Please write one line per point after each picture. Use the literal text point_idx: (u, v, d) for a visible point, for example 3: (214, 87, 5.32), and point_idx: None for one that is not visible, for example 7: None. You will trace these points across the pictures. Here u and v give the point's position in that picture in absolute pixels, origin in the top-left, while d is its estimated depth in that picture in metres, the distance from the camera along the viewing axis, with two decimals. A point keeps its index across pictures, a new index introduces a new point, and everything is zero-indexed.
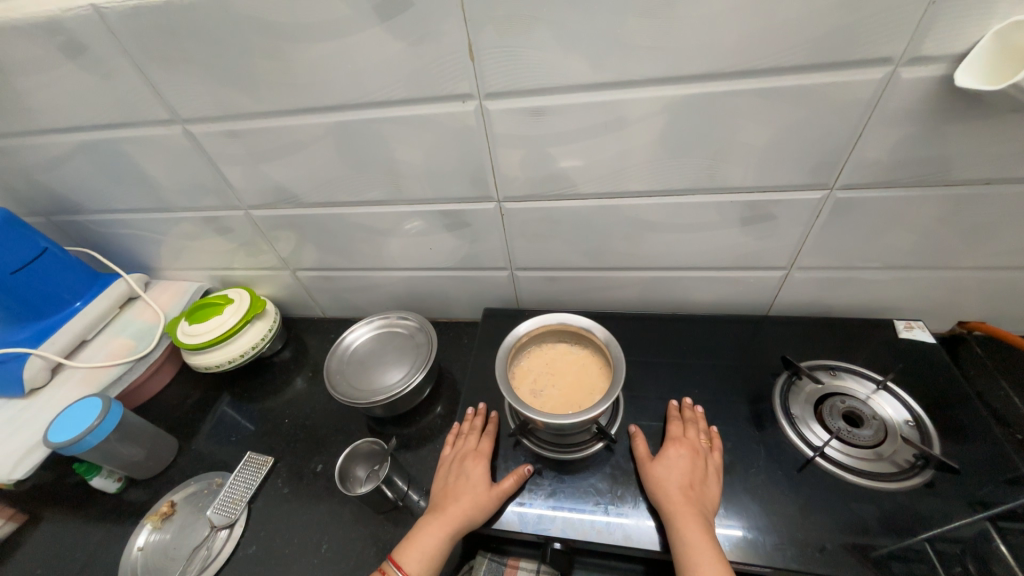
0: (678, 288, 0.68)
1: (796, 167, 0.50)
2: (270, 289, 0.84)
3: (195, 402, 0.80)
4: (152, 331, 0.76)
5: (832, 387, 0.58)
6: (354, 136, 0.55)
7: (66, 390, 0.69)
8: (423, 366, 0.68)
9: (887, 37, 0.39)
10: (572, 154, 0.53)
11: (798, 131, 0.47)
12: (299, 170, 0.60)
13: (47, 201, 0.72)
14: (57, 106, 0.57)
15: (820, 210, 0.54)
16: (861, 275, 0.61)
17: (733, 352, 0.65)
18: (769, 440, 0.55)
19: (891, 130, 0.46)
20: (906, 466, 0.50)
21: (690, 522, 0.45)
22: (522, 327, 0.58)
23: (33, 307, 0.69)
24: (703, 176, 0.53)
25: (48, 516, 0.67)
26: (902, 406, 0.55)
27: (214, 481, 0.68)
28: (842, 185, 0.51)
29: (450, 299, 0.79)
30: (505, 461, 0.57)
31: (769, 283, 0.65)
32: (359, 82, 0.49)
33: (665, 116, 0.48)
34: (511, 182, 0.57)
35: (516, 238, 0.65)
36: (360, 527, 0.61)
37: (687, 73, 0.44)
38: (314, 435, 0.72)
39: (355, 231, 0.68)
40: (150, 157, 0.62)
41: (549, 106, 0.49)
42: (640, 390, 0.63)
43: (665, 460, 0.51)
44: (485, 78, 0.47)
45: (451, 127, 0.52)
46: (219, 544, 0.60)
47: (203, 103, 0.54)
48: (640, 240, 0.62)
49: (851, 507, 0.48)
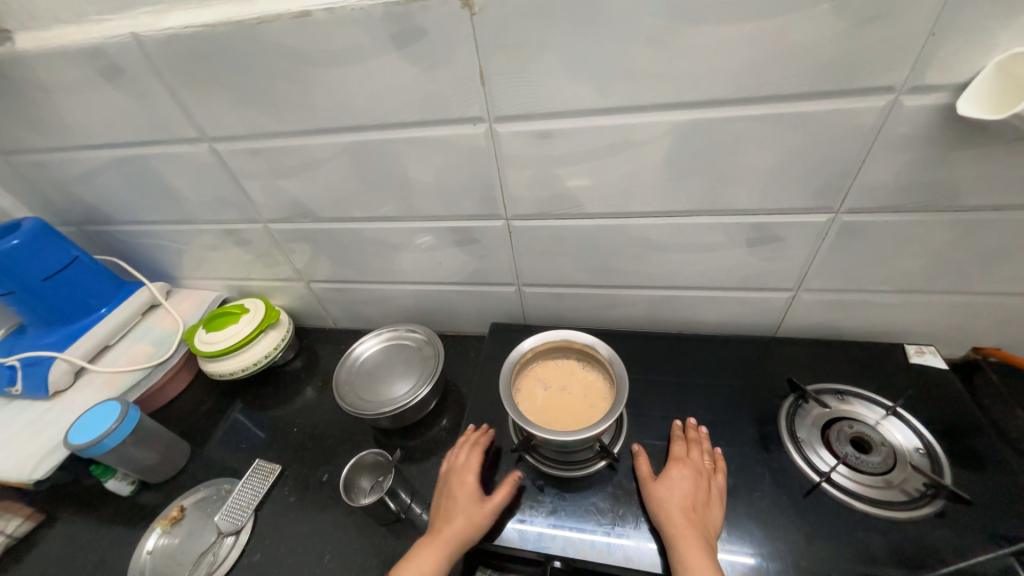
0: (685, 307, 0.68)
1: (799, 191, 0.51)
2: (284, 299, 0.86)
3: (209, 408, 0.82)
4: (170, 339, 0.79)
5: (840, 412, 0.57)
6: (368, 155, 0.57)
7: (88, 394, 0.71)
8: (429, 379, 0.69)
9: (888, 68, 0.40)
10: (579, 175, 0.54)
11: (802, 156, 0.48)
12: (315, 186, 0.63)
13: (79, 211, 0.75)
14: (94, 124, 0.61)
15: (827, 232, 0.54)
16: (869, 297, 0.61)
17: (739, 373, 0.64)
18: (774, 464, 0.54)
19: (894, 157, 0.46)
20: (916, 495, 0.49)
21: (693, 545, 0.45)
22: (527, 343, 0.59)
23: (61, 312, 0.72)
24: (707, 198, 0.54)
25: (64, 517, 0.69)
26: (913, 432, 0.54)
27: (223, 487, 0.69)
28: (847, 208, 0.51)
29: (458, 313, 0.81)
30: (507, 476, 0.57)
31: (776, 305, 0.65)
32: (375, 105, 0.52)
33: (669, 140, 0.49)
34: (519, 201, 0.59)
35: (524, 255, 0.66)
36: (363, 539, 0.61)
37: (690, 99, 0.45)
38: (322, 444, 0.73)
39: (367, 245, 0.71)
40: (178, 172, 0.65)
41: (556, 129, 0.50)
42: (645, 409, 0.62)
43: (667, 480, 0.51)
44: (496, 102, 0.49)
45: (461, 147, 0.54)
46: (226, 549, 0.61)
47: (229, 122, 0.57)
48: (647, 259, 0.62)
49: (858, 536, 0.47)
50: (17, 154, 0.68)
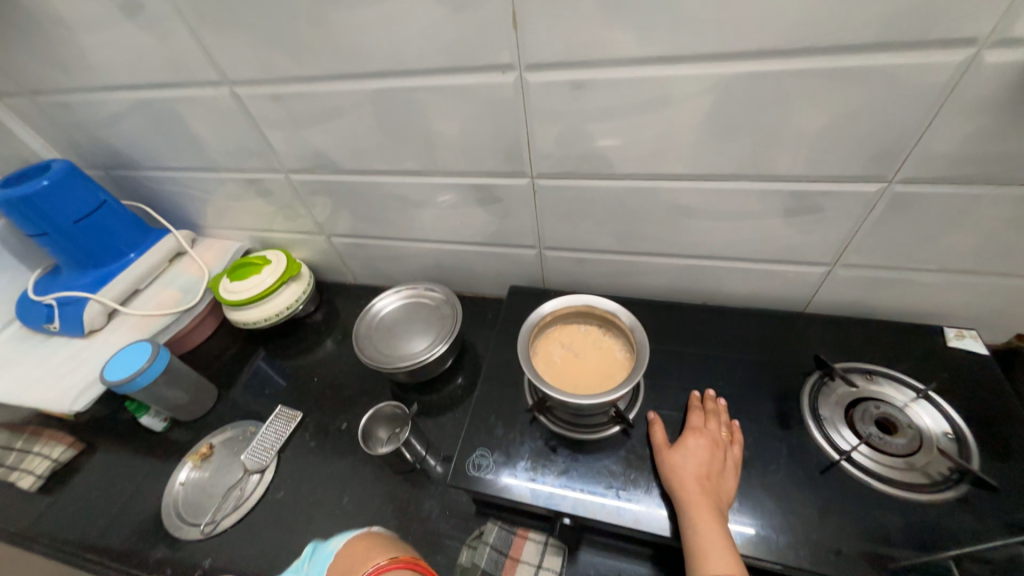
0: (711, 278, 0.66)
1: (851, 157, 0.47)
2: (306, 253, 0.87)
3: (234, 355, 0.84)
4: (196, 286, 0.81)
5: (867, 392, 0.55)
6: (392, 104, 0.55)
7: (121, 335, 0.74)
8: (446, 338, 0.70)
9: (973, 17, 0.36)
10: (611, 132, 0.51)
11: (859, 117, 0.44)
12: (337, 137, 0.61)
13: (106, 155, 0.76)
14: (116, 63, 0.60)
15: (875, 204, 0.51)
16: (911, 276, 0.57)
17: (763, 347, 0.63)
18: (792, 439, 0.53)
19: (965, 121, 0.42)
20: (939, 478, 0.48)
21: (705, 512, 0.45)
22: (546, 306, 0.58)
23: (93, 255, 0.74)
24: (747, 161, 0.50)
25: (104, 447, 0.74)
26: (943, 417, 0.52)
27: (248, 429, 0.72)
28: (902, 178, 0.48)
29: (477, 274, 0.80)
30: (521, 435, 0.58)
31: (809, 280, 0.62)
32: (400, 49, 0.49)
33: (712, 96, 0.46)
34: (545, 159, 0.56)
35: (548, 217, 0.64)
36: (379, 485, 0.64)
37: (740, 49, 0.42)
38: (341, 395, 0.76)
39: (388, 200, 0.69)
40: (200, 117, 0.64)
41: (591, 80, 0.47)
42: (662, 379, 0.62)
43: (683, 449, 0.50)
44: (527, 49, 0.46)
45: (488, 98, 0.52)
46: (252, 486, 0.65)
47: (250, 65, 0.55)
48: (676, 226, 0.60)
49: (873, 515, 0.47)
50: (43, 94, 0.67)
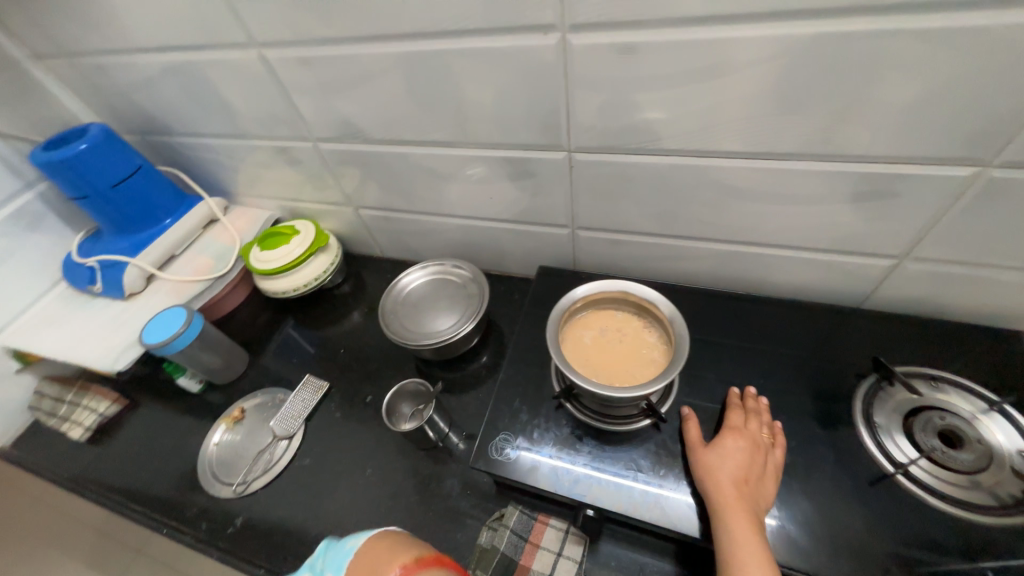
0: (759, 266, 0.61)
1: (943, 135, 0.41)
2: (334, 224, 0.86)
3: (264, 322, 0.86)
4: (228, 254, 0.82)
5: (930, 400, 0.49)
6: (423, 70, 0.52)
7: (159, 299, 0.76)
8: (472, 317, 0.68)
9: None
10: (662, 101, 0.46)
11: (961, 88, 0.37)
12: (366, 103, 0.58)
13: (141, 120, 0.76)
14: (146, 23, 0.58)
15: (963, 191, 0.44)
16: (996, 274, 0.51)
17: (812, 344, 0.58)
18: (840, 446, 0.49)
19: None
20: (1008, 501, 0.43)
21: (742, 517, 0.43)
22: (579, 291, 0.55)
23: (130, 220, 0.75)
24: (816, 139, 0.45)
25: (146, 405, 0.78)
26: (1019, 433, 0.46)
27: (278, 396, 0.74)
28: (1003, 162, 0.41)
29: (506, 252, 0.77)
30: (546, 422, 0.56)
31: (870, 273, 0.56)
32: (433, 7, 0.45)
33: (783, 61, 0.40)
34: (585, 131, 0.52)
35: (584, 195, 0.60)
36: (402, 459, 0.64)
37: (823, 5, 0.36)
38: (366, 368, 0.76)
39: (417, 172, 0.67)
40: (229, 81, 0.62)
41: (642, 43, 0.42)
42: (698, 371, 0.58)
43: (720, 449, 0.47)
44: (573, 6, 0.41)
45: (526, 62, 0.47)
46: (281, 452, 0.67)
47: (278, 25, 0.53)
48: (725, 209, 0.55)
49: (928, 533, 0.43)
50: (79, 56, 0.67)
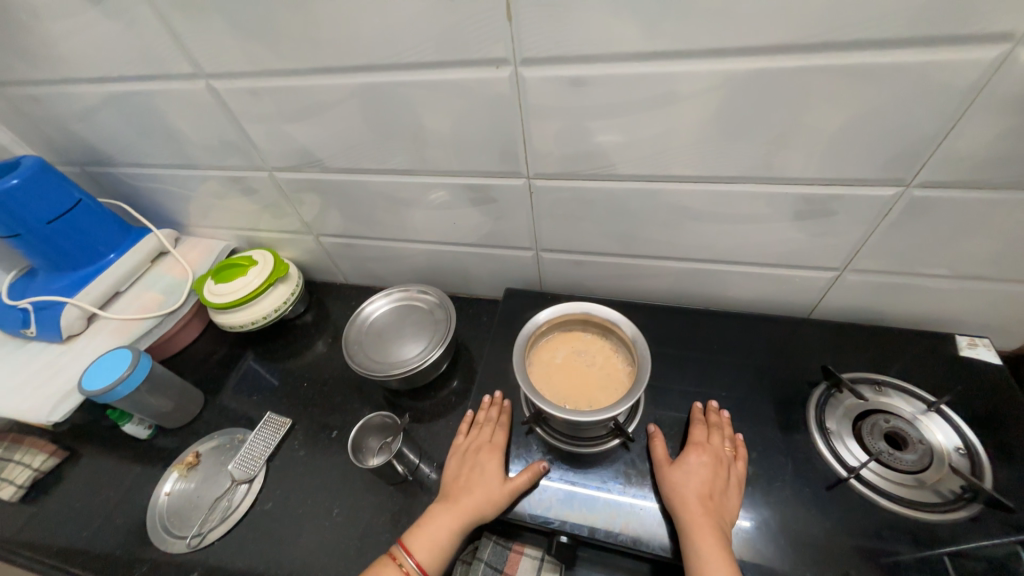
0: (715, 282, 0.63)
1: (868, 158, 0.44)
2: (294, 252, 0.84)
3: (221, 358, 0.82)
4: (180, 288, 0.78)
5: (875, 404, 0.52)
6: (379, 101, 0.52)
7: (101, 340, 0.71)
8: (440, 343, 0.67)
9: (1009, 9, 0.33)
10: (614, 129, 0.48)
11: (879, 118, 0.41)
12: (322, 132, 0.58)
13: (80, 151, 0.72)
14: (84, 53, 0.56)
15: (890, 209, 0.48)
16: (926, 282, 0.55)
17: (768, 354, 0.60)
18: (798, 454, 0.51)
19: (995, 121, 0.39)
20: (950, 497, 0.45)
21: (709, 534, 0.43)
22: (543, 315, 0.55)
23: (69, 257, 0.71)
24: (757, 163, 0.47)
25: (88, 455, 0.72)
26: (954, 431, 0.49)
27: (236, 437, 0.70)
28: (921, 182, 0.45)
29: (472, 276, 0.77)
30: (517, 448, 0.55)
31: (816, 285, 0.59)
32: (385, 40, 0.46)
33: (721, 93, 0.42)
34: (543, 158, 0.53)
35: (545, 218, 0.61)
36: (370, 496, 0.62)
37: (753, 44, 0.38)
38: (331, 400, 0.73)
39: (378, 200, 0.66)
40: (176, 111, 0.60)
41: (591, 76, 0.44)
42: (663, 387, 0.59)
43: (685, 466, 0.48)
44: (523, 42, 0.43)
45: (482, 94, 0.48)
46: (240, 496, 0.63)
47: (226, 57, 0.52)
48: (680, 229, 0.57)
49: (882, 535, 0.44)
50: (9, 86, 0.63)
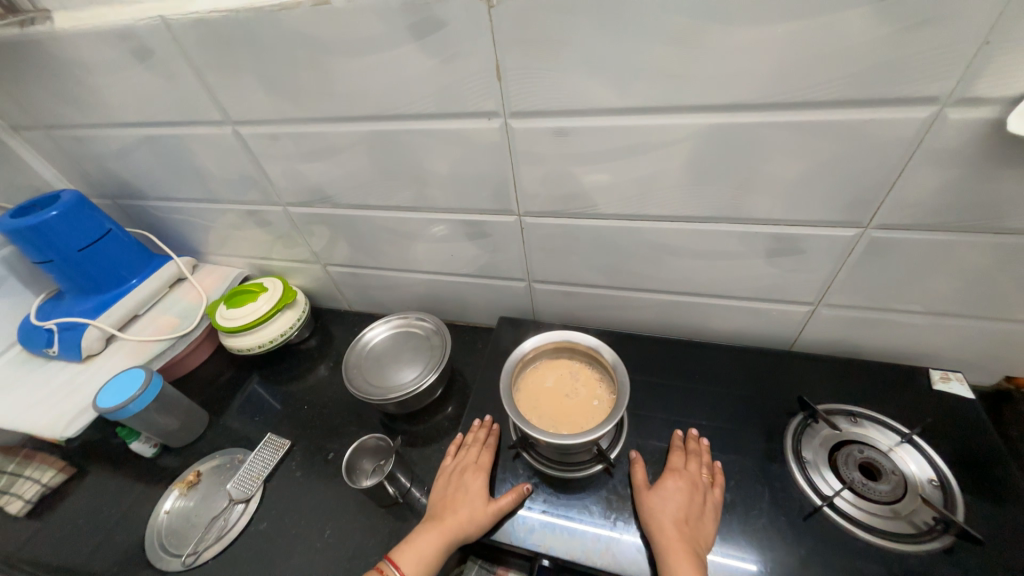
0: (698, 314, 0.66)
1: (826, 202, 0.48)
2: (302, 280, 0.89)
3: (227, 380, 0.85)
4: (194, 312, 0.83)
5: (850, 434, 0.54)
6: (385, 146, 0.58)
7: (117, 360, 0.76)
8: (435, 368, 0.70)
9: (931, 78, 0.37)
10: (595, 172, 0.53)
11: (832, 167, 0.45)
12: (333, 172, 0.63)
13: (114, 185, 0.79)
14: (127, 102, 0.63)
15: (853, 248, 0.51)
16: (897, 317, 0.57)
17: (750, 385, 0.62)
18: (776, 483, 0.52)
19: (935, 172, 0.43)
20: (924, 528, 0.46)
21: (684, 558, 0.45)
22: (529, 343, 0.59)
23: (95, 282, 0.76)
24: (727, 205, 0.52)
25: (94, 473, 0.75)
26: (928, 463, 0.51)
27: (236, 457, 0.73)
28: (878, 224, 0.48)
29: (469, 304, 0.81)
30: (504, 472, 0.57)
31: (793, 318, 0.62)
32: (391, 96, 0.52)
33: (689, 144, 0.47)
34: (532, 198, 0.58)
35: (536, 252, 0.66)
36: (362, 518, 0.63)
37: (714, 102, 0.43)
38: (329, 423, 0.76)
39: (382, 233, 0.71)
40: (204, 152, 0.67)
41: (573, 127, 0.49)
42: (647, 415, 0.61)
43: (662, 491, 0.50)
44: (511, 98, 0.48)
45: (476, 141, 0.54)
46: (236, 516, 0.65)
47: (252, 107, 0.58)
48: (661, 264, 0.61)
49: (856, 565, 0.45)
50: (58, 129, 0.71)
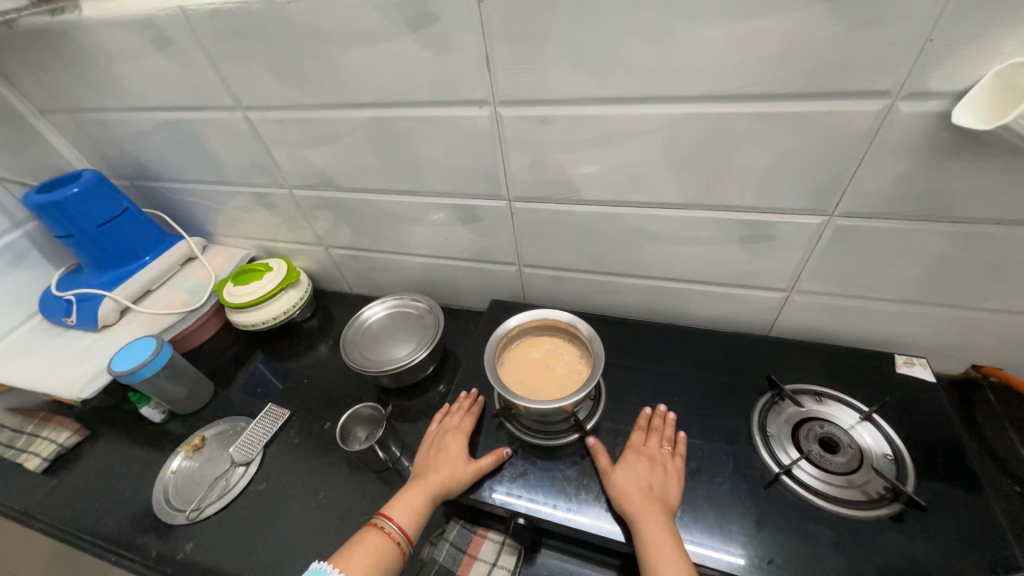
0: (679, 299, 0.70)
1: (793, 191, 0.51)
2: (306, 262, 0.93)
3: (233, 355, 0.90)
4: (203, 289, 0.87)
5: (813, 412, 0.58)
6: (384, 132, 0.61)
7: (130, 331, 0.80)
8: (427, 344, 0.74)
9: (882, 73, 0.41)
10: (579, 159, 0.56)
11: (796, 157, 0.48)
12: (337, 157, 0.68)
13: (131, 167, 0.83)
14: (146, 88, 0.67)
15: (820, 235, 0.54)
16: (865, 304, 0.60)
17: (725, 367, 0.65)
18: (740, 455, 0.55)
19: (890, 162, 0.46)
20: (875, 497, 0.50)
21: (651, 521, 0.48)
22: (513, 320, 0.62)
23: (111, 257, 0.81)
24: (701, 192, 0.55)
25: (106, 436, 0.79)
26: (885, 438, 0.54)
27: (238, 424, 0.77)
28: (842, 212, 0.52)
29: (463, 288, 0.85)
30: (486, 438, 0.61)
31: (768, 304, 0.65)
32: (389, 84, 0.55)
33: (663, 133, 0.51)
34: (520, 183, 0.62)
35: (524, 236, 0.69)
36: (354, 482, 0.68)
37: (685, 94, 0.47)
38: (327, 396, 0.80)
39: (382, 217, 0.75)
40: (216, 136, 0.71)
41: (556, 116, 0.53)
42: (625, 392, 0.65)
43: (625, 467, 0.53)
44: (500, 87, 0.52)
45: (468, 128, 0.57)
46: (236, 477, 0.69)
47: (261, 94, 0.62)
48: (642, 249, 0.64)
49: (808, 528, 0.49)
50: (81, 112, 0.75)
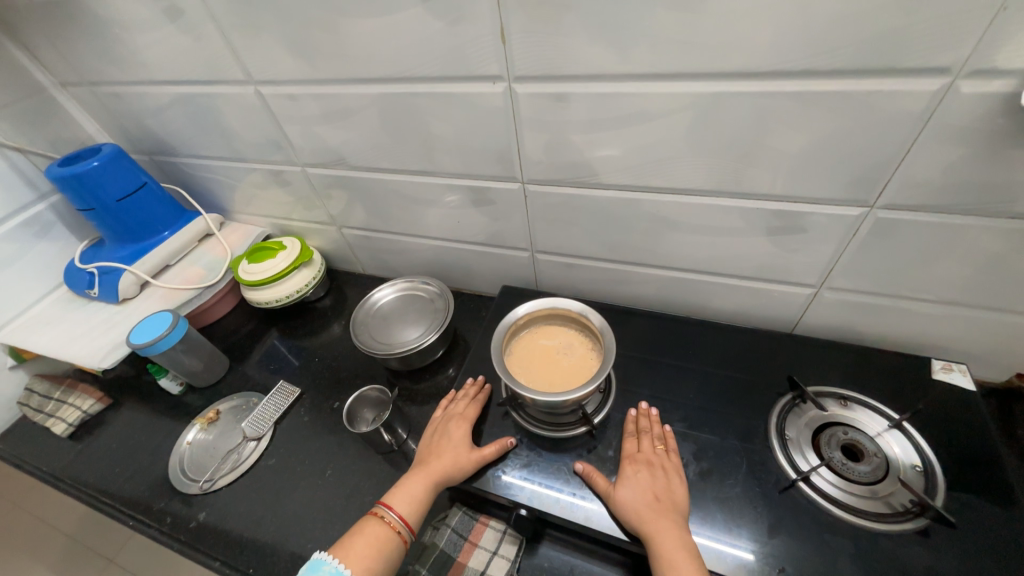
0: (698, 292, 0.66)
1: (829, 179, 0.47)
2: (319, 242, 0.93)
3: (248, 332, 0.91)
4: (219, 265, 0.88)
5: (837, 417, 0.54)
6: (395, 109, 0.59)
7: (149, 304, 0.82)
8: (436, 328, 0.73)
9: (943, 47, 0.36)
10: (596, 141, 0.53)
11: (835, 142, 0.44)
12: (348, 134, 0.66)
13: (150, 142, 0.84)
14: (160, 60, 0.67)
15: (858, 228, 0.50)
16: (903, 304, 0.56)
17: (743, 364, 0.62)
18: (755, 457, 0.53)
19: (944, 149, 0.41)
20: (899, 510, 0.47)
21: (666, 536, 0.46)
22: (522, 308, 0.61)
23: (131, 231, 0.82)
24: (727, 178, 0.51)
25: (128, 405, 0.82)
26: (914, 448, 0.51)
27: (251, 400, 0.78)
28: (884, 204, 0.47)
29: (474, 272, 0.83)
30: (491, 427, 0.60)
31: (794, 301, 0.61)
32: (400, 57, 0.53)
33: (689, 113, 0.47)
34: (535, 165, 0.59)
35: (538, 221, 0.67)
36: (360, 462, 0.68)
37: (716, 70, 0.43)
38: (338, 375, 0.81)
39: (394, 198, 0.74)
40: (230, 111, 0.71)
41: (574, 93, 0.49)
42: (637, 385, 0.63)
43: (624, 481, 0.50)
44: (515, 62, 0.49)
45: (481, 105, 0.55)
46: (248, 452, 0.71)
47: (272, 67, 0.61)
48: (662, 238, 0.61)
49: (824, 538, 0.46)
50: (100, 85, 0.75)
